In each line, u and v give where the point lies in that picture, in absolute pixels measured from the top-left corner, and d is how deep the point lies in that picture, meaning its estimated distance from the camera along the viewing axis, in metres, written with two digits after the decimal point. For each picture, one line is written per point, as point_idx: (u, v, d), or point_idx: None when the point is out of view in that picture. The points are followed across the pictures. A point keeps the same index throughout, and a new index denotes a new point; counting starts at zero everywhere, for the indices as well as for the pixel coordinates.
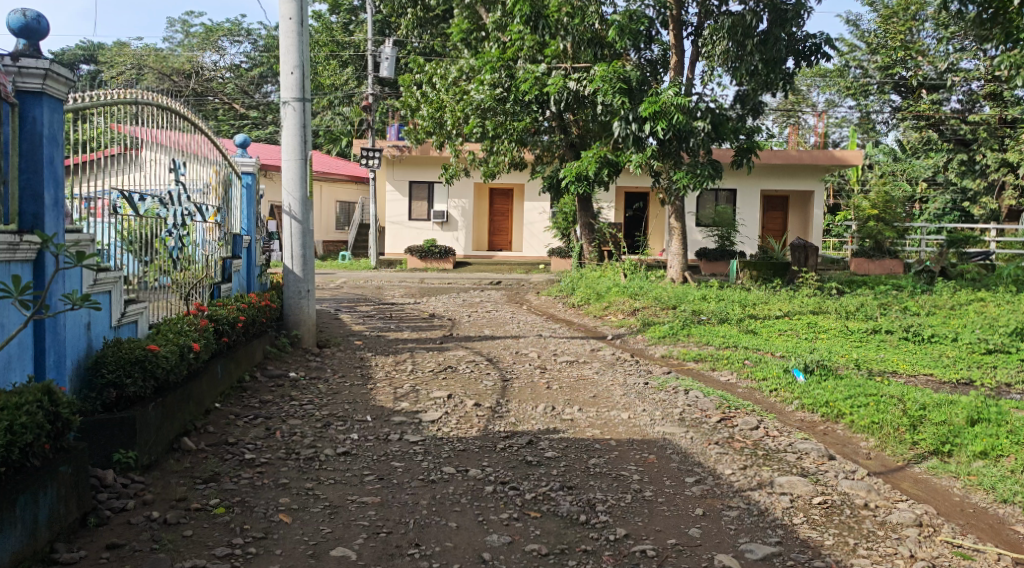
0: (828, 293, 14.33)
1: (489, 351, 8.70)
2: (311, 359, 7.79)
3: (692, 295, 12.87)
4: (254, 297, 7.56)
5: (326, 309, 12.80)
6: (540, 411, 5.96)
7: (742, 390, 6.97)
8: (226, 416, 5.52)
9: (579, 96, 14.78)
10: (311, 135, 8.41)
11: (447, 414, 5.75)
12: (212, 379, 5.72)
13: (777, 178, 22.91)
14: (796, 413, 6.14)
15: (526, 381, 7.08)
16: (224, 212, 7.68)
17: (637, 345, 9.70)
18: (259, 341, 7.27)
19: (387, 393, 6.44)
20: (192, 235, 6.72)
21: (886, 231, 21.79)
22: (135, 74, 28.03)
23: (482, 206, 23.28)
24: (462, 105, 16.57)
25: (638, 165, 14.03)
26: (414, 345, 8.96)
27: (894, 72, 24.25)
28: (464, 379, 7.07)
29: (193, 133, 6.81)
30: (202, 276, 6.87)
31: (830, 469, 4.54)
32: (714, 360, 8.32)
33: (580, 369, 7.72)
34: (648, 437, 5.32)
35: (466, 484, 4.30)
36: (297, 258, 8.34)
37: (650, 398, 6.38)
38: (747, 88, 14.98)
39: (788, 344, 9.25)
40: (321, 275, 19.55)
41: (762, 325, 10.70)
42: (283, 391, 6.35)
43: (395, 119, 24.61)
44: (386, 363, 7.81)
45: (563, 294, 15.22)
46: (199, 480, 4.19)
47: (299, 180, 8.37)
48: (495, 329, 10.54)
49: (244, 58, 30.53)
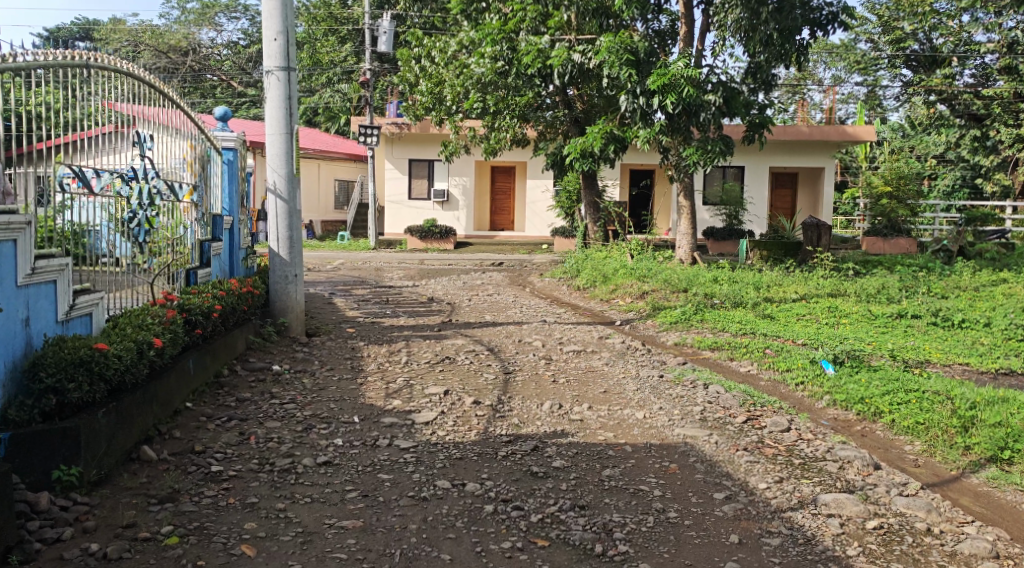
0: (844, 274, 13.74)
1: (489, 339, 8.13)
2: (298, 349, 7.22)
3: (703, 277, 12.26)
4: (235, 282, 6.99)
5: (320, 293, 12.21)
6: (546, 410, 5.40)
7: (766, 383, 6.41)
8: (196, 418, 4.95)
9: (584, 70, 14.06)
10: (297, 107, 7.79)
11: (444, 415, 5.19)
12: (182, 375, 5.14)
13: (787, 155, 22.22)
14: (827, 411, 5.59)
15: (530, 375, 6.52)
16: (202, 190, 7.03)
17: (648, 331, 9.11)
18: (241, 332, 6.69)
19: (378, 389, 5.87)
20: (163, 217, 6.07)
21: (899, 209, 21.25)
22: (130, 51, 27.30)
23: (483, 184, 22.64)
24: (462, 79, 15.86)
25: (646, 141, 13.42)
26: (410, 333, 8.38)
27: (906, 46, 23.29)
28: (463, 372, 6.51)
29: (161, 103, 6.09)
30: (174, 261, 6.26)
31: (880, 483, 3.97)
32: (732, 348, 7.75)
33: (588, 360, 7.15)
34: (668, 441, 4.76)
35: (463, 503, 3.74)
36: (283, 241, 7.74)
37: (666, 394, 5.81)
38: (760, 60, 14.29)
39: (809, 330, 8.68)
40: (318, 256, 18.97)
41: (778, 309, 10.11)
42: (263, 388, 5.79)
43: (394, 96, 23.90)
44: (379, 354, 7.24)
45: (568, 276, 14.62)
46: (152, 501, 3.63)
47: (285, 156, 7.76)
48: (496, 314, 9.97)
49: (241, 35, 29.74)
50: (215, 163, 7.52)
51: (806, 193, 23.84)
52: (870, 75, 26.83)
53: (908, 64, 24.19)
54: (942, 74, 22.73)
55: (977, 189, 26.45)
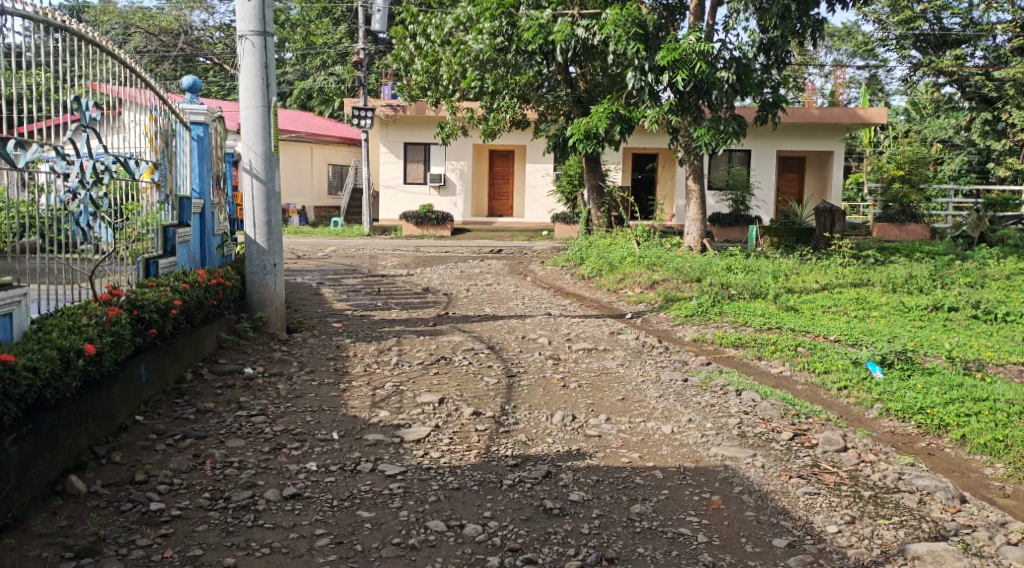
0: (863, 262, 13.01)
1: (489, 335, 7.35)
2: (276, 349, 6.44)
3: (716, 265, 11.49)
4: (203, 273, 6.18)
5: (307, 283, 11.42)
6: (558, 424, 4.65)
7: (802, 388, 5.67)
8: (144, 436, 4.19)
9: (589, 47, 13.19)
10: (275, 77, 6.98)
11: (438, 431, 4.43)
12: (130, 386, 4.39)
13: (796, 139, 21.44)
14: (881, 422, 4.87)
15: (537, 378, 5.75)
16: (167, 169, 6.18)
17: (662, 327, 8.36)
18: (208, 330, 5.92)
19: (363, 398, 5.10)
20: (115, 200, 5.18)
21: (912, 194, 20.53)
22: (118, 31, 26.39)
23: (481, 168, 21.79)
24: (460, 57, 14.95)
25: (654, 121, 12.62)
26: (403, 328, 7.62)
27: (915, 26, 22.25)
28: (461, 375, 5.75)
29: (109, 69, 5.13)
30: (132, 249, 5.45)
31: (975, 525, 3.25)
32: (758, 346, 6.99)
33: (599, 360, 6.39)
34: (703, 463, 4.03)
35: (461, 554, 3.03)
36: (260, 225, 6.95)
37: (695, 403, 5.05)
38: (775, 36, 13.45)
39: (838, 325, 7.91)
40: (310, 243, 18.18)
41: (801, 301, 9.34)
42: (229, 396, 5.01)
43: (387, 78, 23.07)
44: (367, 353, 6.49)
45: (571, 264, 13.87)
46: (66, 556, 2.90)
47: (261, 131, 6.95)
48: (497, 306, 9.21)
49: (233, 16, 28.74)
50: (184, 140, 6.71)
51: (814, 177, 23.02)
52: (875, 58, 26.03)
53: (917, 43, 23.19)
54: (953, 56, 21.78)
55: (984, 173, 25.81)
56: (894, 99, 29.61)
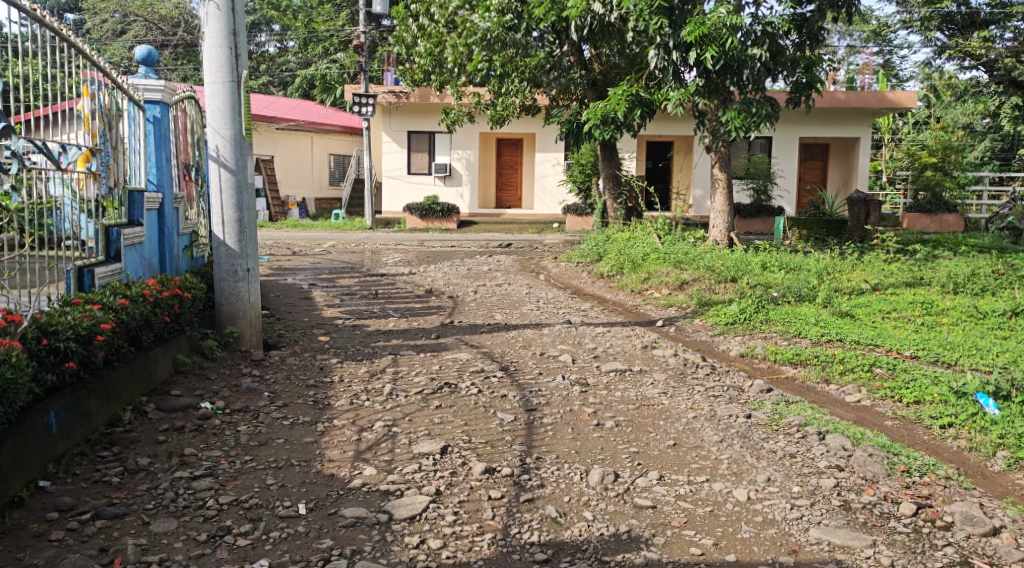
0: (908, 258, 11.87)
1: (501, 351, 6.25)
2: (245, 372, 5.35)
3: (751, 263, 10.34)
4: (155, 283, 5.09)
5: (297, 283, 10.33)
6: (597, 487, 3.54)
7: (893, 425, 4.60)
8: (42, 515, 3.11)
9: (606, 24, 11.96)
10: (246, 46, 5.85)
11: (440, 502, 3.34)
12: (30, 443, 3.31)
13: (821, 125, 20.24)
14: (1014, 479, 3.81)
15: (563, 413, 4.64)
16: (109, 156, 5.10)
17: (699, 338, 7.23)
18: (159, 353, 4.84)
19: (345, 447, 4.01)
20: (22, 195, 4.07)
21: (945, 182, 19.61)
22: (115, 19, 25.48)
23: (489, 157, 20.65)
24: (465, 37, 13.72)
25: (677, 104, 11.43)
26: (402, 342, 6.52)
27: (941, 6, 20.84)
28: (469, 410, 4.65)
29: (22, 31, 4.09)
30: (51, 258, 4.32)
31: None
32: (820, 364, 5.88)
33: (636, 387, 5.24)
34: (804, 555, 2.94)
35: None
36: (229, 223, 5.85)
37: (768, 452, 3.93)
38: (810, 9, 12.21)
39: (906, 335, 6.77)
40: (308, 237, 17.10)
41: (855, 304, 8.20)
42: (171, 447, 3.91)
43: (389, 64, 21.87)
44: (357, 377, 5.40)
45: (587, 260, 12.75)
46: None
47: (229, 111, 5.84)
48: (509, 313, 8.09)
49: None
50: (137, 123, 5.60)
51: (838, 164, 21.74)
52: (894, 42, 24.71)
53: (943, 25, 21.46)
54: (980, 37, 20.33)
55: (1009, 159, 24.57)
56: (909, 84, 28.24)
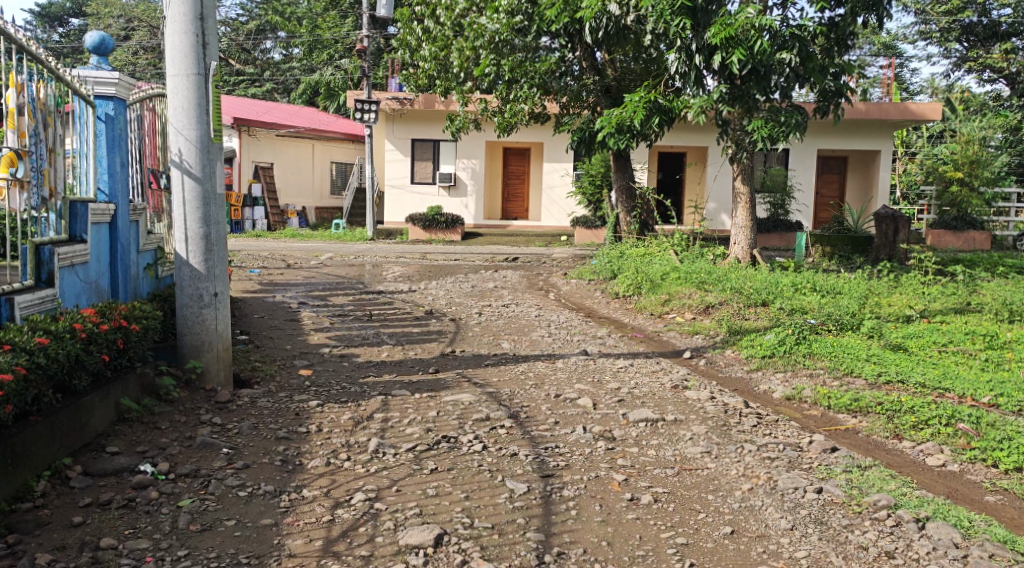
0: (947, 280, 10.98)
1: (509, 391, 5.37)
2: (204, 419, 4.47)
3: (782, 285, 9.44)
4: (94, 312, 4.22)
5: (286, 301, 9.44)
6: None
7: (996, 502, 3.72)
8: None
9: (624, 27, 11.08)
10: (215, 33, 5.00)
11: None
12: None
13: (842, 136, 19.38)
14: None
15: (586, 481, 3.75)
16: (44, 160, 4.25)
17: (734, 374, 6.34)
18: (97, 400, 3.97)
19: (313, 533, 3.12)
20: None
21: (972, 198, 18.68)
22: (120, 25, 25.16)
23: (495, 166, 19.79)
24: (472, 40, 12.95)
25: (699, 111, 10.47)
26: (395, 378, 5.63)
27: (963, 16, 19.67)
28: (473, 476, 3.76)
29: None
30: None
31: None
32: (883, 411, 4.98)
33: (673, 444, 4.34)
34: None
35: None
36: (194, 240, 5.00)
37: (857, 550, 3.06)
38: (842, 13, 11.31)
39: (974, 375, 5.88)
40: (306, 248, 16.28)
41: (904, 334, 7.31)
42: (86, 533, 3.05)
43: (392, 70, 21.10)
44: (339, 426, 4.50)
45: (601, 278, 11.82)
46: None
47: (194, 107, 4.98)
48: (518, 340, 7.21)
49: (240, 10, 27.50)
50: (85, 122, 4.78)
51: (858, 178, 20.86)
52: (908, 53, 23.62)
53: (963, 36, 20.56)
54: (1003, 49, 19.46)
55: None
56: (921, 97, 27.32)
